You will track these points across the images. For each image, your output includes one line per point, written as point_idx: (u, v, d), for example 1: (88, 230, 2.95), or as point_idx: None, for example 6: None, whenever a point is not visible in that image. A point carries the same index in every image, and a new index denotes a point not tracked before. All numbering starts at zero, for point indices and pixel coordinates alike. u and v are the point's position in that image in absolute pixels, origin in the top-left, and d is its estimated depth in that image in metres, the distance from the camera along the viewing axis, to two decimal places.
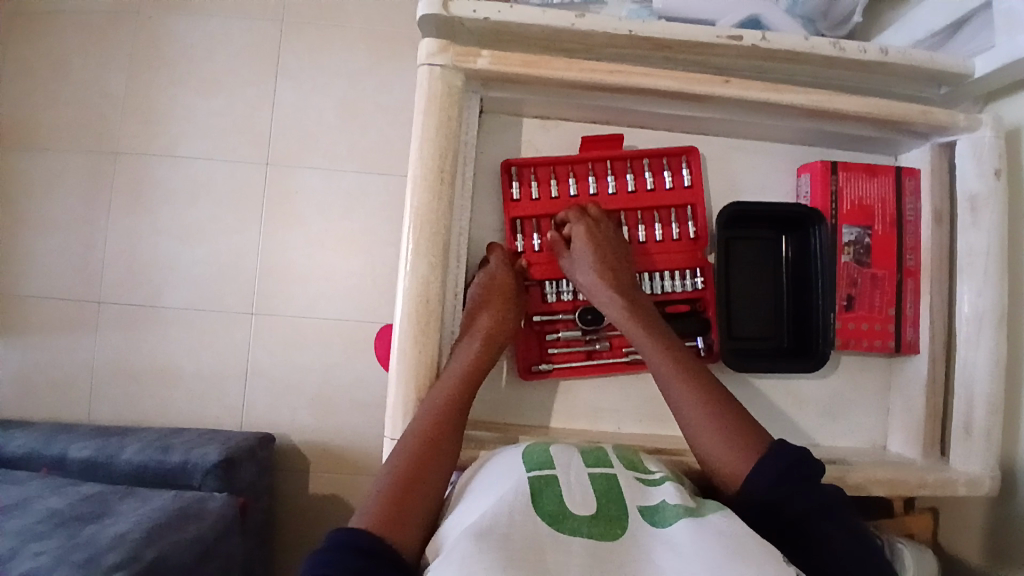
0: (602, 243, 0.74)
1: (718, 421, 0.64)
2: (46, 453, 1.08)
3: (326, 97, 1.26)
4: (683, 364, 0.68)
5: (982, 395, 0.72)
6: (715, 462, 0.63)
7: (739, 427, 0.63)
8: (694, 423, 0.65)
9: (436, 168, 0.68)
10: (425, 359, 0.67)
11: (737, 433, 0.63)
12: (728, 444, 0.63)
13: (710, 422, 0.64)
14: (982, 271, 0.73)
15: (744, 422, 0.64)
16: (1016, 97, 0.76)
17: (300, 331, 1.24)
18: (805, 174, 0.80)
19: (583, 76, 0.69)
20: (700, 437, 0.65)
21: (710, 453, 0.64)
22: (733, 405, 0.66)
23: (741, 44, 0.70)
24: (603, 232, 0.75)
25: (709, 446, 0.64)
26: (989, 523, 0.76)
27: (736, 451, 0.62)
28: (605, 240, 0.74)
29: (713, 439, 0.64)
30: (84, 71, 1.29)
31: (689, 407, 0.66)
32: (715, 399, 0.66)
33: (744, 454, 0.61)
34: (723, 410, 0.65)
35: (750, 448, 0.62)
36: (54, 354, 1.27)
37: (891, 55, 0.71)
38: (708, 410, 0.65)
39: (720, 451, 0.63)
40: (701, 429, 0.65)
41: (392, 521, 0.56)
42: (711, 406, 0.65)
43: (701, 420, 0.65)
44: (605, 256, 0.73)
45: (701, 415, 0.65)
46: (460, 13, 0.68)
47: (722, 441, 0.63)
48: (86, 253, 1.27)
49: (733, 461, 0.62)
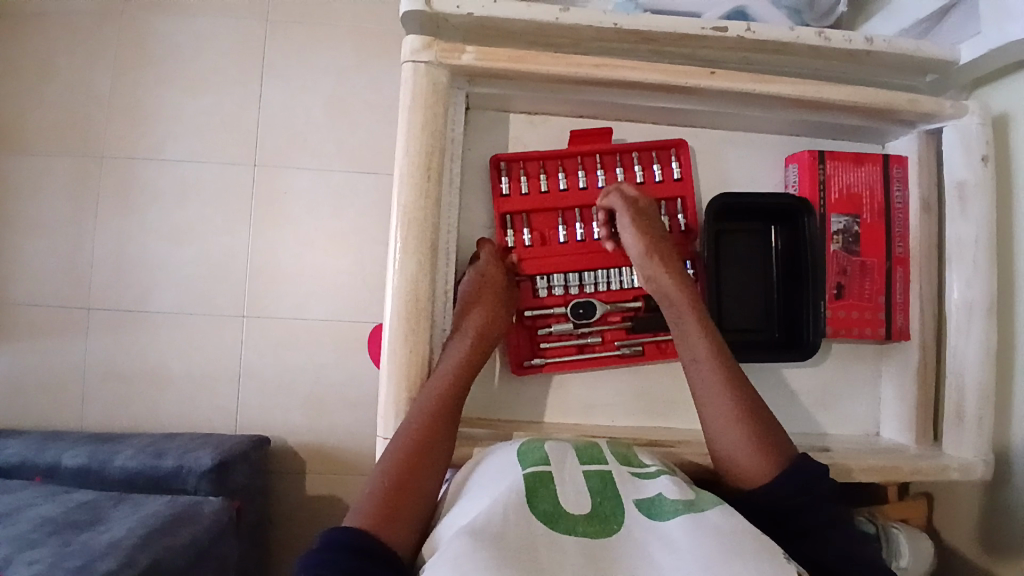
0: (652, 229, 0.72)
1: (746, 422, 0.64)
2: (39, 460, 1.07)
3: (314, 96, 1.25)
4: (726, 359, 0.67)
5: (973, 381, 0.73)
6: (728, 457, 0.64)
7: (765, 433, 0.63)
8: (718, 419, 0.65)
9: (423, 164, 0.67)
10: (416, 356, 0.67)
11: (762, 438, 0.63)
12: (750, 445, 0.63)
13: (736, 420, 0.64)
14: (971, 257, 0.73)
15: (771, 429, 0.64)
16: (1002, 84, 0.76)
17: (293, 332, 1.23)
18: (792, 164, 0.80)
19: (570, 71, 0.69)
20: (721, 431, 0.65)
21: (725, 447, 0.64)
22: (762, 409, 0.65)
23: (727, 35, 0.70)
24: (652, 219, 0.73)
25: (727, 440, 0.64)
26: (981, 507, 0.76)
27: (756, 453, 0.62)
28: (657, 227, 0.73)
29: (735, 436, 0.64)
30: (67, 73, 1.28)
31: (716, 402, 0.65)
32: (749, 401, 0.65)
33: (760, 459, 0.62)
34: (754, 412, 0.65)
35: (770, 454, 0.62)
36: (44, 361, 1.26)
37: (877, 44, 0.71)
38: (739, 410, 0.64)
39: (738, 448, 0.63)
40: (723, 425, 0.65)
41: (385, 519, 0.56)
42: (744, 407, 0.64)
43: (730, 417, 0.64)
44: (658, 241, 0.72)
45: (730, 413, 0.64)
46: (444, 8, 0.67)
47: (744, 441, 0.63)
48: (74, 257, 1.26)
49: (748, 462, 0.62)
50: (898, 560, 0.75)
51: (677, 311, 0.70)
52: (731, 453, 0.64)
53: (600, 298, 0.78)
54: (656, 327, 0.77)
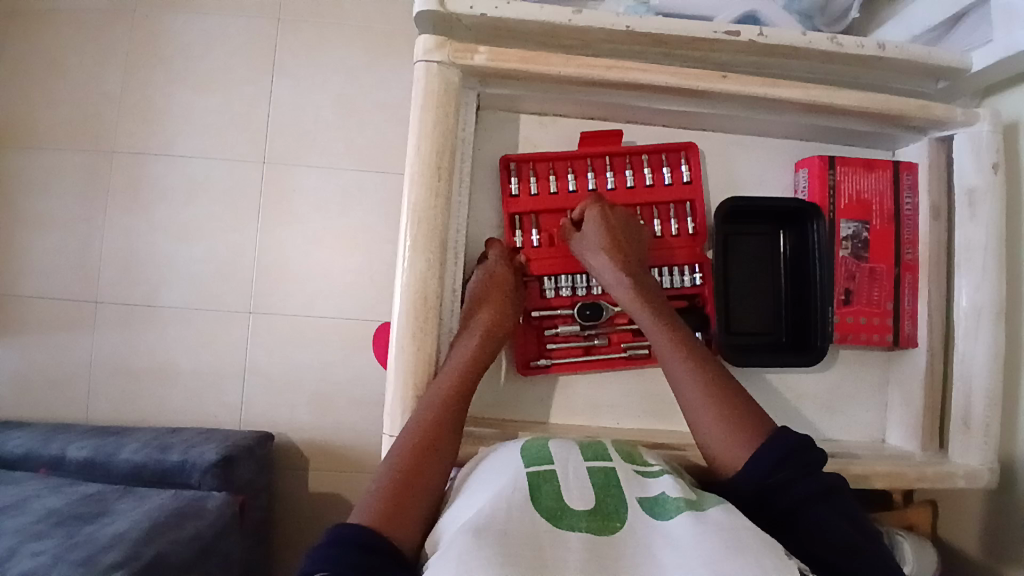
0: (615, 230, 0.73)
1: (720, 411, 0.64)
2: (45, 453, 1.08)
3: (324, 95, 1.26)
4: (690, 351, 0.69)
5: (980, 389, 0.72)
6: (712, 450, 0.64)
7: (741, 417, 0.64)
8: (695, 412, 0.66)
9: (433, 163, 0.67)
10: (423, 355, 0.67)
11: (737, 423, 0.63)
12: (727, 432, 0.63)
13: (711, 410, 0.65)
14: (980, 265, 0.73)
15: (746, 412, 0.64)
16: (1013, 91, 0.76)
17: (299, 329, 1.24)
18: (802, 169, 0.80)
19: (581, 72, 0.69)
20: (702, 424, 0.65)
21: (708, 440, 0.65)
22: (736, 395, 0.66)
23: (738, 39, 0.70)
24: (614, 218, 0.73)
25: (708, 432, 0.65)
26: (987, 516, 0.76)
27: (734, 439, 0.63)
28: (619, 227, 0.73)
29: (713, 427, 0.64)
30: (80, 70, 1.29)
31: (689, 395, 0.67)
32: (719, 389, 0.66)
33: (739, 446, 0.62)
34: (726, 398, 0.65)
35: (746, 438, 0.62)
36: (52, 354, 1.26)
37: (888, 50, 0.71)
38: (711, 399, 0.65)
39: (717, 439, 0.64)
40: (703, 417, 0.65)
41: (391, 515, 0.56)
42: (714, 395, 0.65)
43: (704, 408, 0.65)
44: (619, 242, 0.73)
45: (704, 403, 0.65)
46: (457, 9, 0.68)
47: (718, 427, 0.64)
48: (83, 252, 1.27)
49: (730, 450, 0.62)
50: (902, 567, 0.74)
51: (636, 311, 0.72)
52: (713, 445, 0.64)
53: (608, 300, 0.79)
54: None
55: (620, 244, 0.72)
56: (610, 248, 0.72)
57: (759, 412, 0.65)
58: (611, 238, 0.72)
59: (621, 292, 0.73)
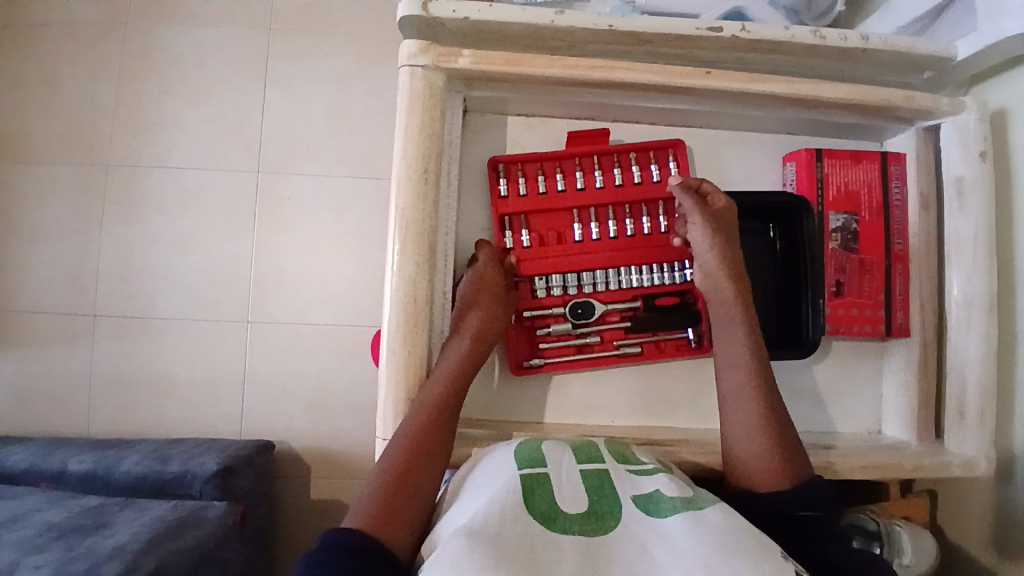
0: (722, 236, 0.71)
1: (766, 434, 0.65)
2: (46, 467, 1.08)
3: (316, 103, 1.26)
4: (761, 370, 0.68)
5: (974, 378, 0.72)
6: (739, 460, 0.66)
7: (783, 447, 0.65)
8: (736, 422, 0.67)
9: (420, 167, 0.68)
10: (414, 357, 0.67)
11: (781, 450, 0.65)
12: (767, 455, 0.64)
13: (762, 434, 0.65)
14: (970, 255, 0.73)
15: (791, 446, 0.65)
16: (999, 80, 0.76)
17: (296, 337, 1.24)
18: (790, 163, 0.80)
19: (565, 73, 0.69)
20: (736, 432, 0.67)
21: (739, 449, 0.66)
22: (786, 423, 0.67)
23: (721, 35, 0.70)
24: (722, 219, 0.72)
25: (745, 444, 0.66)
26: (984, 507, 0.76)
27: (771, 465, 0.64)
28: (729, 229, 0.72)
29: (752, 441, 0.65)
30: (74, 84, 1.29)
31: (739, 408, 0.67)
32: (774, 417, 0.66)
33: (781, 475, 0.63)
34: (777, 425, 0.66)
35: (791, 466, 0.64)
36: (51, 368, 1.27)
37: (872, 42, 0.71)
38: (762, 423, 0.66)
39: (750, 454, 0.65)
40: (743, 429, 0.66)
41: (385, 518, 0.56)
42: (768, 420, 0.66)
43: (752, 425, 0.66)
44: (726, 246, 0.72)
45: (754, 422, 0.66)
46: (440, 13, 0.68)
47: (765, 453, 0.64)
48: (80, 265, 1.27)
49: (760, 468, 0.64)
50: (902, 557, 0.75)
51: (720, 313, 0.71)
52: (742, 455, 0.66)
53: (599, 298, 0.78)
54: (653, 327, 0.77)
55: (727, 252, 0.71)
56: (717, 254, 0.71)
57: (800, 447, 0.66)
58: (717, 245, 0.71)
59: (720, 291, 0.71)
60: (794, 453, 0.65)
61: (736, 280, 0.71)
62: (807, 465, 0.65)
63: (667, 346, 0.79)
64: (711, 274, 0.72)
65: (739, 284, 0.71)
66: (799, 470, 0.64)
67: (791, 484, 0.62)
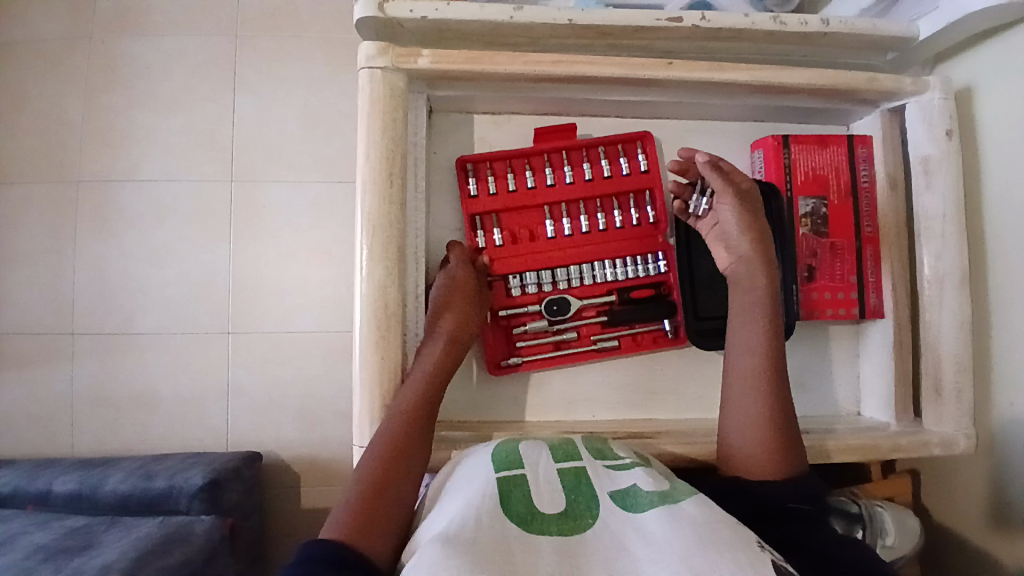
0: (754, 217, 0.70)
1: (769, 426, 0.65)
2: (30, 489, 1.07)
3: (288, 109, 1.25)
4: (774, 362, 0.68)
5: (950, 356, 0.73)
6: (735, 449, 0.66)
7: (783, 439, 0.65)
8: (741, 413, 0.67)
9: (386, 170, 0.67)
10: (388, 363, 0.67)
11: (779, 442, 0.65)
12: (766, 448, 0.64)
13: (762, 426, 0.65)
14: (940, 232, 0.73)
15: (791, 435, 0.66)
16: (963, 57, 0.76)
17: (279, 346, 1.23)
18: (758, 150, 0.80)
19: (527, 69, 0.69)
20: (737, 421, 0.67)
21: (738, 438, 0.66)
22: (789, 414, 0.67)
23: (682, 26, 0.70)
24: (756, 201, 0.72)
25: (744, 435, 0.66)
26: (966, 482, 0.76)
27: (770, 456, 0.64)
28: (759, 212, 0.71)
29: (753, 433, 0.65)
30: (40, 100, 1.27)
31: (747, 398, 0.67)
32: (780, 409, 0.66)
33: (778, 464, 0.64)
34: (782, 416, 0.66)
35: (785, 457, 0.64)
36: (31, 389, 1.25)
37: (833, 26, 0.71)
38: (770, 414, 0.66)
39: (749, 445, 0.65)
40: (744, 420, 0.66)
41: (364, 528, 0.55)
42: (773, 412, 0.66)
43: (755, 417, 0.66)
44: (758, 233, 0.70)
45: (759, 413, 0.66)
46: (397, 13, 0.67)
47: (763, 444, 0.65)
48: (56, 284, 1.25)
49: (757, 458, 0.65)
50: (884, 538, 0.75)
51: (741, 301, 0.70)
52: (740, 444, 0.66)
53: (574, 294, 0.78)
54: (629, 321, 0.77)
55: (760, 237, 0.70)
56: (747, 237, 0.70)
57: (799, 439, 0.67)
58: (747, 225, 0.70)
59: (745, 281, 0.70)
60: (792, 444, 0.66)
61: (766, 269, 0.70)
62: (803, 455, 0.66)
63: (643, 338, 0.79)
64: (742, 260, 0.71)
65: (770, 273, 0.70)
66: (793, 460, 0.65)
67: (784, 476, 0.63)
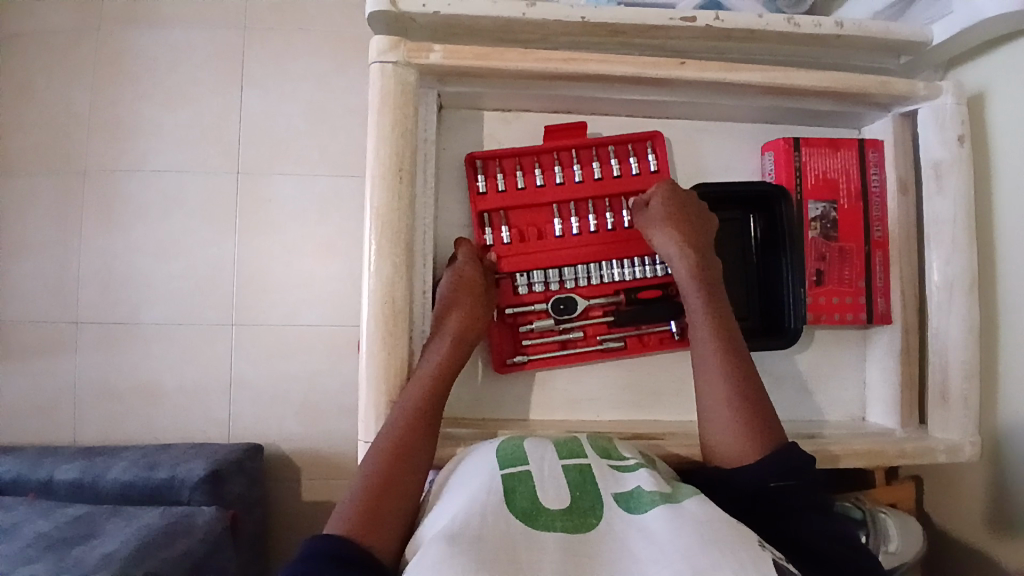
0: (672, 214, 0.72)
1: (739, 408, 0.65)
2: (33, 478, 1.07)
3: (295, 102, 1.25)
4: (724, 345, 0.68)
5: (956, 362, 0.73)
6: (711, 438, 0.66)
7: (756, 420, 0.65)
8: (709, 402, 0.67)
9: (394, 166, 0.67)
10: (395, 359, 0.67)
11: (750, 425, 0.64)
12: (740, 434, 0.64)
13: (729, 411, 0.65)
14: (950, 239, 0.73)
15: (765, 416, 0.65)
16: (976, 62, 0.76)
17: (283, 339, 1.23)
18: (768, 152, 0.80)
19: (538, 66, 0.69)
20: (708, 410, 0.67)
21: (710, 427, 0.66)
22: (758, 396, 0.66)
23: (695, 25, 0.70)
24: (687, 195, 0.73)
25: (715, 423, 0.66)
26: (971, 489, 0.76)
27: (742, 440, 0.64)
28: (683, 209, 0.72)
29: (726, 420, 0.65)
30: (48, 90, 1.27)
31: (709, 385, 0.67)
32: (743, 390, 0.66)
33: (748, 446, 0.63)
34: (749, 396, 0.66)
35: (761, 440, 0.64)
36: (36, 379, 1.25)
37: (847, 28, 0.71)
38: (734, 398, 0.66)
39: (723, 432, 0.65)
40: (713, 408, 0.67)
41: (368, 523, 0.55)
42: (737, 393, 0.66)
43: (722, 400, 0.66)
44: (688, 226, 0.72)
45: (725, 397, 0.66)
46: (409, 8, 0.67)
47: (733, 429, 0.65)
48: (61, 275, 1.25)
49: (730, 443, 0.64)
50: (887, 544, 0.74)
51: (692, 291, 0.71)
52: (714, 432, 0.66)
53: (581, 294, 0.78)
54: (636, 321, 0.77)
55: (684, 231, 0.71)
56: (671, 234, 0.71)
57: (777, 422, 0.66)
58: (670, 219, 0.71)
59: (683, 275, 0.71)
60: (770, 426, 0.65)
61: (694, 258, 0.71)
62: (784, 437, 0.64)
63: (650, 339, 0.79)
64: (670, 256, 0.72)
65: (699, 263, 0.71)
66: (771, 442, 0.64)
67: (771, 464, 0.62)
